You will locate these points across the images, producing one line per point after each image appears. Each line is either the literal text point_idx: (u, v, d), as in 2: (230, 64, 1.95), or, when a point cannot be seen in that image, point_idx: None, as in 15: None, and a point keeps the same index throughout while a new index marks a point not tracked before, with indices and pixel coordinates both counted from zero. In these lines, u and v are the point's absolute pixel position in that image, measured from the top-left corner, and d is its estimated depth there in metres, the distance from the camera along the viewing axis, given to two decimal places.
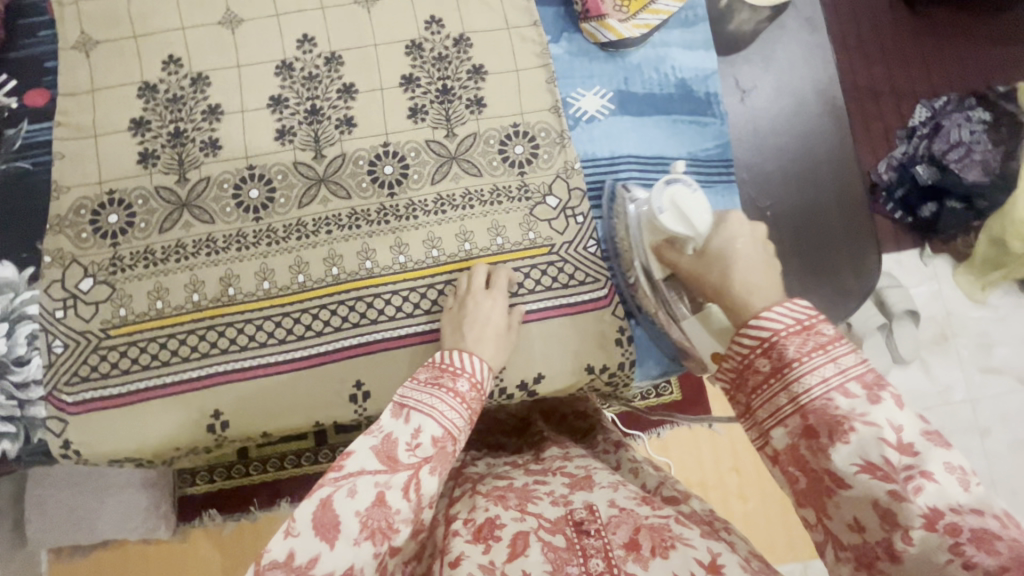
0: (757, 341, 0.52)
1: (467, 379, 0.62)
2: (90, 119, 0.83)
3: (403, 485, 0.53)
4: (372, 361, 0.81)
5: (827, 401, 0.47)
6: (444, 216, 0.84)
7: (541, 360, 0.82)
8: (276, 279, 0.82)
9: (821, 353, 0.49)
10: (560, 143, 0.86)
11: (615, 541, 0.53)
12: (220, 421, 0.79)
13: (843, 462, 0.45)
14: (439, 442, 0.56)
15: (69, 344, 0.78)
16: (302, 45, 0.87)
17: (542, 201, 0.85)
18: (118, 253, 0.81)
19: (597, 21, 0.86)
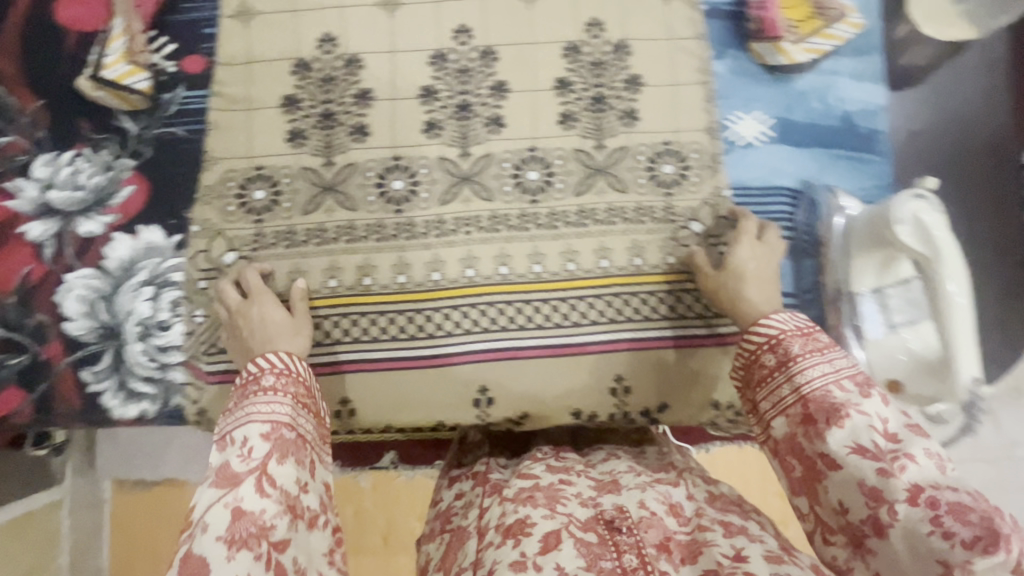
0: (767, 338, 0.65)
1: (270, 373, 0.66)
2: (245, 92, 0.83)
3: (255, 489, 0.55)
4: (499, 368, 0.80)
5: (826, 392, 0.58)
6: (585, 230, 0.82)
7: (665, 388, 0.81)
8: (411, 274, 0.81)
9: (818, 354, 0.61)
10: (712, 167, 0.83)
11: (647, 540, 0.56)
12: (348, 409, 0.80)
13: (836, 445, 0.55)
14: (271, 434, 0.60)
15: (210, 315, 0.79)
16: (458, 36, 0.84)
17: (685, 225, 0.82)
18: (261, 231, 0.81)
19: (771, 43, 0.81)
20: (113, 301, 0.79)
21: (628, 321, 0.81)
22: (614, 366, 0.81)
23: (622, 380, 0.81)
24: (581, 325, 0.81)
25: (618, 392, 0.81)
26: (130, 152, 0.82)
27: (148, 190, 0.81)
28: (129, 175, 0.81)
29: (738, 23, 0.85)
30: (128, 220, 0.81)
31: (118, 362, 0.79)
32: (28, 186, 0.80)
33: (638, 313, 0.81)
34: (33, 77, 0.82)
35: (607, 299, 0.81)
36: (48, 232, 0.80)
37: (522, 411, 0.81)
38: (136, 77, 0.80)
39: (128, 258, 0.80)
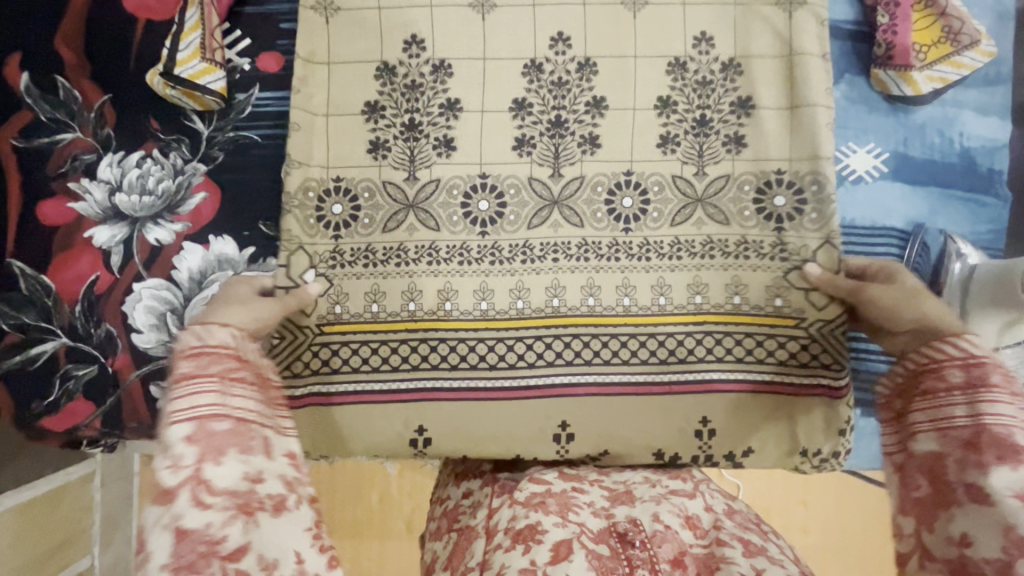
0: (960, 353, 0.53)
1: (209, 353, 0.53)
2: (324, 96, 0.77)
3: (188, 503, 0.46)
4: (581, 403, 0.77)
5: (1010, 433, 0.49)
6: (680, 263, 0.78)
7: (754, 432, 0.78)
8: (494, 301, 0.77)
9: (1014, 392, 0.51)
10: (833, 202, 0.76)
11: (660, 555, 0.59)
12: (423, 437, 0.77)
13: (1002, 485, 0.47)
14: (199, 434, 0.48)
15: (285, 335, 0.77)
16: (555, 45, 0.78)
17: (801, 264, 0.76)
18: (338, 247, 0.77)
19: (898, 70, 0.76)
20: (183, 313, 0.76)
21: (721, 361, 0.77)
22: (701, 407, 0.77)
23: (708, 422, 0.77)
24: (670, 363, 0.77)
25: (703, 433, 0.78)
26: (202, 156, 0.77)
27: (220, 198, 0.77)
28: (200, 181, 0.77)
29: (861, 45, 0.79)
30: (198, 229, 0.76)
31: None
32: (93, 188, 0.76)
33: (731, 354, 0.77)
34: (97, 68, 0.76)
35: (698, 338, 0.77)
36: (115, 238, 0.76)
37: (603, 448, 0.78)
38: (213, 76, 0.74)
39: (199, 269, 0.76)
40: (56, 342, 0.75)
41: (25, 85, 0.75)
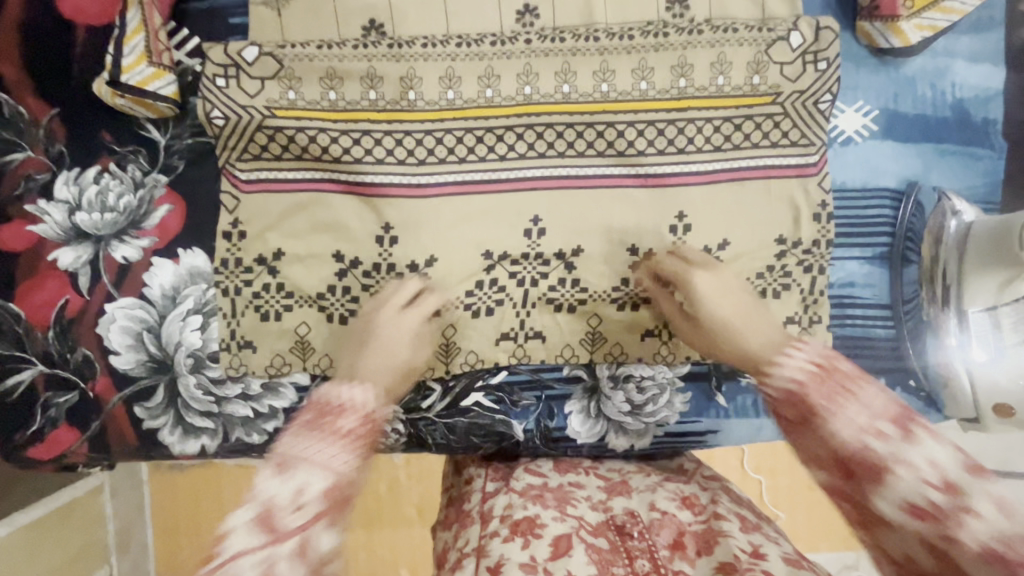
0: (783, 390, 0.54)
1: (355, 415, 0.55)
2: (279, 93, 0.70)
3: (291, 552, 0.44)
4: (561, 190, 0.74)
5: (863, 444, 0.47)
6: (664, 42, 0.72)
7: (726, 224, 0.75)
8: (462, 90, 0.72)
9: (845, 395, 0.50)
10: (815, 23, 0.72)
11: (660, 542, 0.57)
12: (390, 234, 0.74)
13: (889, 508, 0.45)
14: (331, 493, 0.49)
15: (230, 117, 0.70)
16: (522, 17, 0.73)
17: (784, 37, 0.72)
18: (293, 95, 0.71)
19: (885, 22, 0.71)
20: (160, 332, 0.74)
21: (699, 151, 0.74)
22: (678, 201, 0.75)
23: (683, 216, 0.75)
24: (646, 155, 0.74)
25: (678, 229, 0.75)
26: (161, 166, 0.73)
27: (185, 209, 0.74)
28: (162, 192, 0.73)
29: None
30: (166, 243, 0.73)
31: (172, 397, 0.74)
32: (52, 208, 0.72)
33: (709, 142, 0.73)
34: (42, 81, 0.72)
35: (679, 126, 0.73)
36: (80, 259, 0.73)
37: (576, 245, 0.75)
38: (163, 81, 0.70)
39: (171, 285, 0.74)
40: (34, 370, 0.73)
41: None
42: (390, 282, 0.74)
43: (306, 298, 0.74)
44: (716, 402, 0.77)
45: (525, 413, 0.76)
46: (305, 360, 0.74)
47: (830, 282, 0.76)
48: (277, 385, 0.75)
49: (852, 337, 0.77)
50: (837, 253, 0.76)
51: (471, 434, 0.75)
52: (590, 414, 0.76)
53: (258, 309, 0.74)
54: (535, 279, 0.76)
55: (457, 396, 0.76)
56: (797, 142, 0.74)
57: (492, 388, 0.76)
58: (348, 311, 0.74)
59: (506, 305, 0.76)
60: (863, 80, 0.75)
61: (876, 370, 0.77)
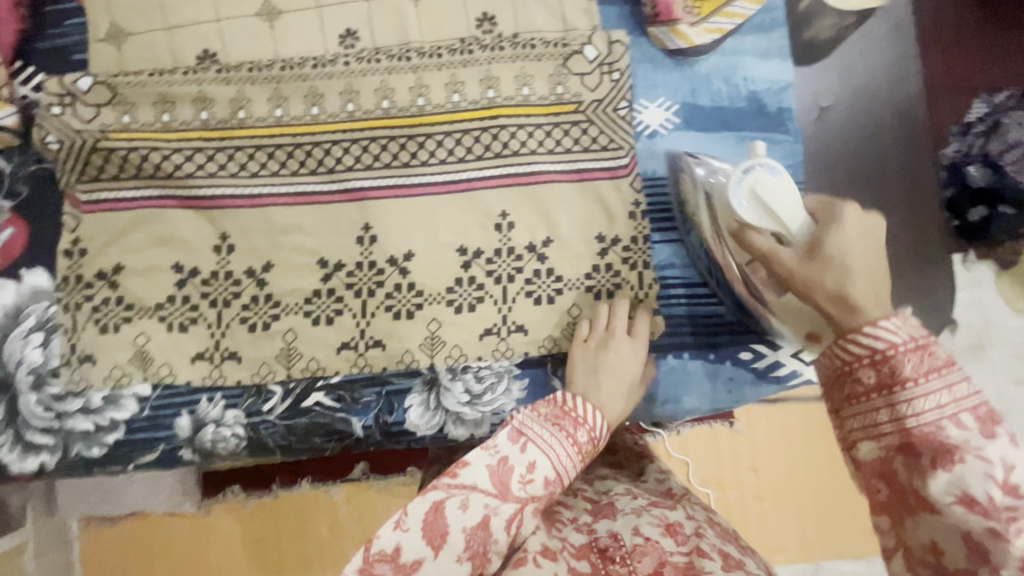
0: (869, 350, 0.49)
1: (586, 431, 0.64)
2: (116, 119, 0.76)
3: (506, 514, 0.56)
4: (389, 196, 0.79)
5: (937, 428, 0.45)
6: (471, 57, 0.79)
7: (547, 221, 0.80)
8: (289, 108, 0.78)
9: (936, 377, 0.46)
10: (605, 36, 0.80)
11: (640, 569, 0.58)
12: (227, 244, 0.78)
13: (939, 492, 0.44)
14: (549, 485, 0.60)
15: (65, 141, 0.76)
16: (345, 41, 0.80)
17: (580, 50, 0.80)
18: (128, 119, 0.76)
19: (667, 26, 0.79)
20: (1, 351, 0.76)
21: (515, 155, 0.80)
22: (498, 201, 0.80)
23: (506, 215, 0.80)
24: (465, 160, 0.80)
25: (503, 227, 0.80)
26: (5, 192, 0.77)
27: (28, 231, 0.77)
28: (6, 217, 0.77)
29: (638, 7, 0.82)
30: (9, 265, 0.77)
31: (12, 416, 0.75)
32: None
33: (524, 147, 0.80)
34: None
35: (491, 133, 0.80)
36: None
37: (407, 250, 0.79)
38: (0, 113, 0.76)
39: (14, 304, 0.76)
40: None
41: None
42: (228, 289, 0.78)
43: (145, 310, 0.76)
44: (553, 385, 0.80)
45: (365, 409, 0.77)
46: (145, 370, 0.76)
47: (652, 266, 0.81)
48: (118, 397, 0.76)
49: (683, 315, 0.80)
50: (655, 237, 0.82)
51: (312, 433, 0.77)
52: (429, 407, 0.78)
53: (97, 323, 0.76)
54: (371, 288, 0.79)
55: (297, 397, 0.77)
56: (606, 143, 0.80)
57: (332, 387, 0.78)
58: (188, 319, 0.77)
59: (344, 312, 0.78)
60: (661, 81, 0.82)
61: (705, 345, 0.80)
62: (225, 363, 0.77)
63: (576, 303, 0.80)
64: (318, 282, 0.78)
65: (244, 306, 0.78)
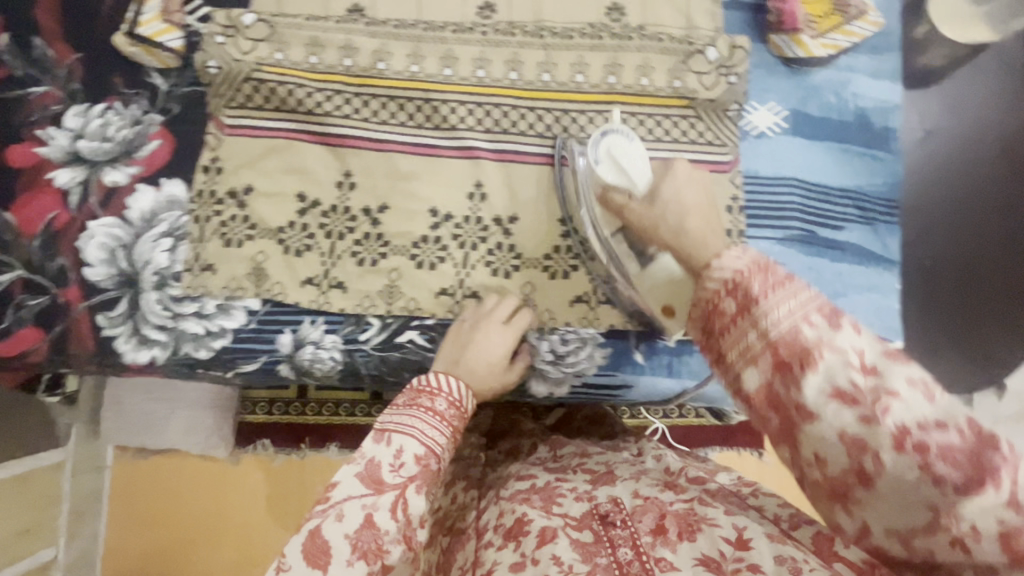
0: (723, 282, 0.45)
1: (444, 398, 0.66)
2: (269, 53, 0.82)
3: (389, 506, 0.58)
4: (502, 158, 0.84)
5: (795, 331, 0.41)
6: (600, 43, 0.83)
7: None
8: (424, 66, 0.84)
9: (784, 289, 0.42)
10: (730, 39, 0.83)
11: (642, 527, 0.57)
12: (349, 182, 0.83)
13: (815, 396, 0.40)
14: (423, 459, 0.61)
15: (224, 68, 0.82)
16: (482, 12, 0.86)
17: (703, 50, 0.83)
18: (281, 54, 0.82)
19: (790, 35, 0.83)
20: (133, 250, 0.82)
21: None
22: None
23: None
24: (578, 137, 0.84)
25: None
26: (159, 108, 0.84)
27: (173, 145, 0.84)
28: (156, 130, 0.84)
29: (760, 15, 0.87)
30: (152, 172, 0.83)
31: (133, 310, 0.81)
32: (59, 135, 0.83)
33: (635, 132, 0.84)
34: (72, 34, 0.85)
35: (606, 116, 0.84)
36: (75, 179, 0.83)
37: (513, 212, 0.84)
38: (170, 36, 0.82)
39: (150, 210, 0.82)
40: (13, 275, 0.81)
41: (4, 45, 0.84)
42: (344, 223, 0.83)
43: (267, 231, 0.82)
44: (635, 359, 0.82)
45: None
46: (258, 286, 0.81)
47: None
48: (230, 307, 0.81)
49: None
50: (751, 232, 0.84)
51: (403, 369, 0.81)
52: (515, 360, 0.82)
53: (223, 237, 0.82)
54: (474, 242, 0.83)
55: (393, 332, 0.82)
56: (714, 139, 0.84)
57: (426, 328, 0.82)
58: (304, 246, 0.82)
59: (446, 262, 0.83)
60: (773, 87, 0.86)
61: None
62: (332, 291, 0.82)
63: None
64: (427, 229, 0.83)
65: (356, 241, 0.83)
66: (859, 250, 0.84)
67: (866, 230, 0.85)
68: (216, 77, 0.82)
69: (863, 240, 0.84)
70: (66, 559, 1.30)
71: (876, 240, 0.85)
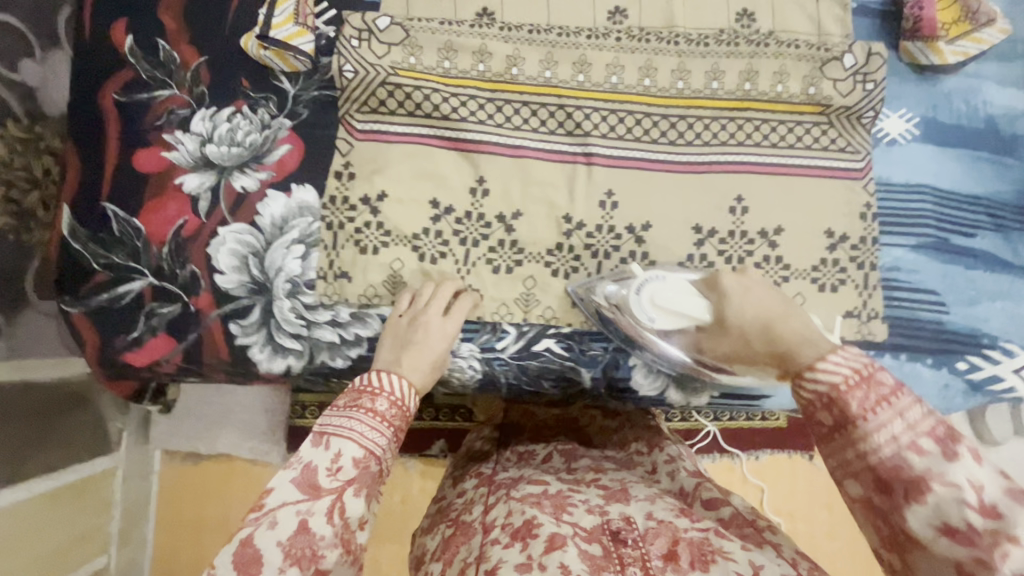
0: (818, 392, 0.51)
1: (385, 398, 0.64)
2: (404, 58, 0.81)
3: (325, 510, 0.57)
4: (636, 165, 0.83)
5: (899, 459, 0.45)
6: (734, 50, 0.83)
7: (783, 211, 0.84)
8: (558, 71, 0.83)
9: (885, 407, 0.47)
10: (867, 46, 0.83)
11: (653, 552, 0.55)
12: (482, 188, 0.82)
13: (919, 524, 0.44)
14: (361, 463, 0.60)
15: (359, 71, 0.80)
16: (613, 17, 0.85)
17: (839, 57, 0.83)
18: (415, 59, 0.81)
19: (925, 42, 0.83)
20: (265, 257, 0.80)
21: (758, 145, 0.84)
22: (737, 185, 0.84)
23: (742, 199, 0.83)
24: (710, 144, 0.84)
25: (736, 211, 0.84)
26: (288, 112, 0.83)
27: (303, 150, 0.82)
28: (285, 134, 0.82)
29: (888, 22, 0.87)
30: (282, 178, 0.82)
31: (267, 318, 0.79)
32: (186, 139, 0.82)
33: (767, 139, 0.84)
34: (196, 35, 0.83)
35: (738, 123, 0.84)
36: (204, 185, 0.81)
37: (646, 219, 0.83)
38: (304, 39, 0.81)
39: (281, 216, 0.81)
40: (143, 282, 0.79)
41: (129, 47, 0.82)
42: (479, 230, 0.82)
43: (402, 238, 0.81)
44: None
45: (592, 362, 0.81)
46: (395, 294, 0.80)
47: (879, 267, 0.84)
48: (364, 314, 0.80)
49: (899, 317, 0.83)
50: (884, 239, 0.84)
51: (542, 377, 0.81)
52: (653, 369, 0.81)
53: (357, 243, 0.81)
54: (608, 249, 0.83)
55: (529, 340, 0.81)
56: (846, 146, 0.84)
57: (563, 336, 0.81)
58: (438, 253, 0.81)
59: (581, 270, 0.82)
60: (901, 94, 0.86)
61: (922, 349, 0.83)
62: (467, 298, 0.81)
63: (800, 292, 0.83)
64: (560, 237, 0.82)
65: (491, 248, 0.82)
66: (990, 258, 0.85)
67: (997, 237, 0.85)
68: (348, 81, 0.81)
69: (995, 248, 0.85)
70: (117, 566, 1.25)
71: (1006, 248, 0.85)
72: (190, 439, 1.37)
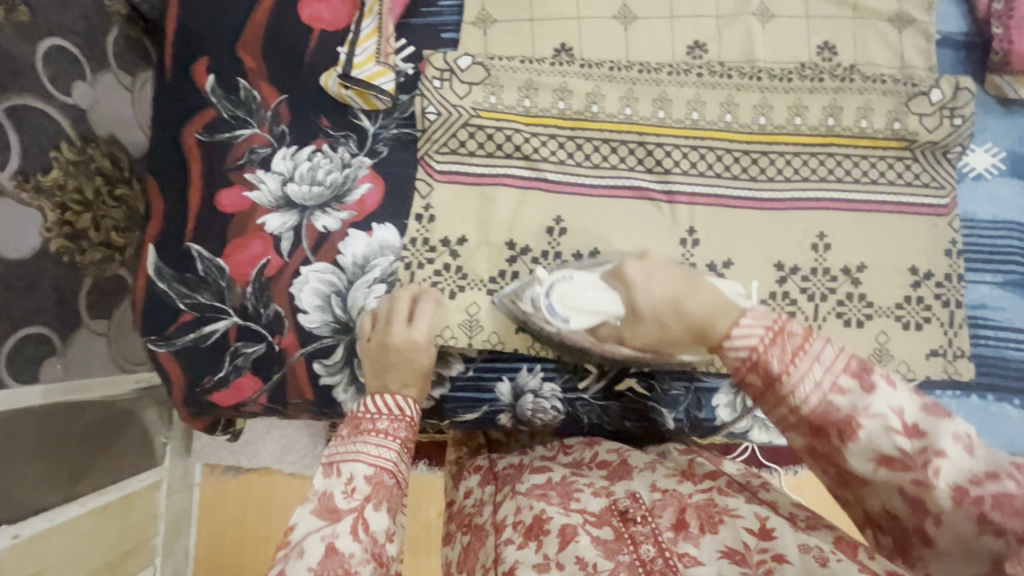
0: (741, 357, 0.48)
1: (386, 417, 0.63)
2: (484, 97, 0.81)
3: (349, 529, 0.55)
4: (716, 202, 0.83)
5: (826, 404, 0.45)
6: (818, 85, 0.82)
7: (868, 247, 0.82)
8: (638, 108, 0.82)
9: (804, 356, 0.46)
10: (954, 81, 0.81)
11: (663, 524, 0.53)
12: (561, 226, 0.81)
13: (859, 461, 0.44)
14: (374, 478, 0.59)
15: (442, 113, 0.81)
16: (692, 52, 0.84)
17: (925, 92, 0.81)
18: (495, 97, 0.81)
19: (1014, 77, 0.82)
20: (346, 297, 0.80)
21: (840, 181, 0.83)
22: (820, 222, 0.83)
23: (825, 236, 0.82)
24: (791, 181, 0.83)
25: (819, 248, 0.82)
26: (367, 150, 0.83)
27: (383, 189, 0.82)
28: (366, 173, 0.82)
29: (974, 54, 0.85)
30: (363, 218, 0.82)
31: (350, 356, 0.80)
32: (267, 177, 0.82)
33: (849, 175, 0.83)
34: (275, 74, 0.83)
35: (820, 158, 0.83)
36: (286, 224, 0.81)
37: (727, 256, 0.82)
38: (387, 78, 0.80)
39: (362, 255, 0.81)
40: (228, 321, 0.80)
41: (210, 86, 0.83)
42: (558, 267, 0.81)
43: (477, 281, 0.80)
44: None
45: (674, 403, 0.81)
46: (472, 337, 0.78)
47: (965, 304, 0.82)
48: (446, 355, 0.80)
49: (984, 355, 0.82)
50: (969, 276, 0.83)
51: (625, 417, 0.81)
52: (735, 408, 0.81)
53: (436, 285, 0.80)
54: None
55: (611, 379, 0.80)
56: (930, 181, 0.83)
57: (644, 375, 0.80)
58: None
59: None
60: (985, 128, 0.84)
61: (1009, 389, 0.82)
62: None
63: (883, 330, 0.81)
64: None
65: None
66: None
67: None
68: (429, 124, 0.81)
69: None
70: None
71: None
72: (226, 460, 1.31)
